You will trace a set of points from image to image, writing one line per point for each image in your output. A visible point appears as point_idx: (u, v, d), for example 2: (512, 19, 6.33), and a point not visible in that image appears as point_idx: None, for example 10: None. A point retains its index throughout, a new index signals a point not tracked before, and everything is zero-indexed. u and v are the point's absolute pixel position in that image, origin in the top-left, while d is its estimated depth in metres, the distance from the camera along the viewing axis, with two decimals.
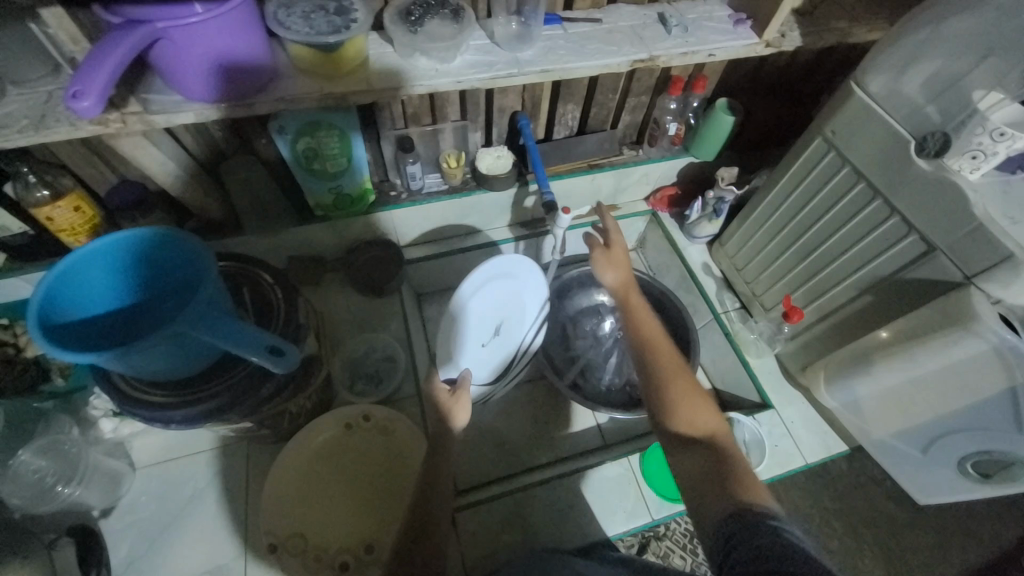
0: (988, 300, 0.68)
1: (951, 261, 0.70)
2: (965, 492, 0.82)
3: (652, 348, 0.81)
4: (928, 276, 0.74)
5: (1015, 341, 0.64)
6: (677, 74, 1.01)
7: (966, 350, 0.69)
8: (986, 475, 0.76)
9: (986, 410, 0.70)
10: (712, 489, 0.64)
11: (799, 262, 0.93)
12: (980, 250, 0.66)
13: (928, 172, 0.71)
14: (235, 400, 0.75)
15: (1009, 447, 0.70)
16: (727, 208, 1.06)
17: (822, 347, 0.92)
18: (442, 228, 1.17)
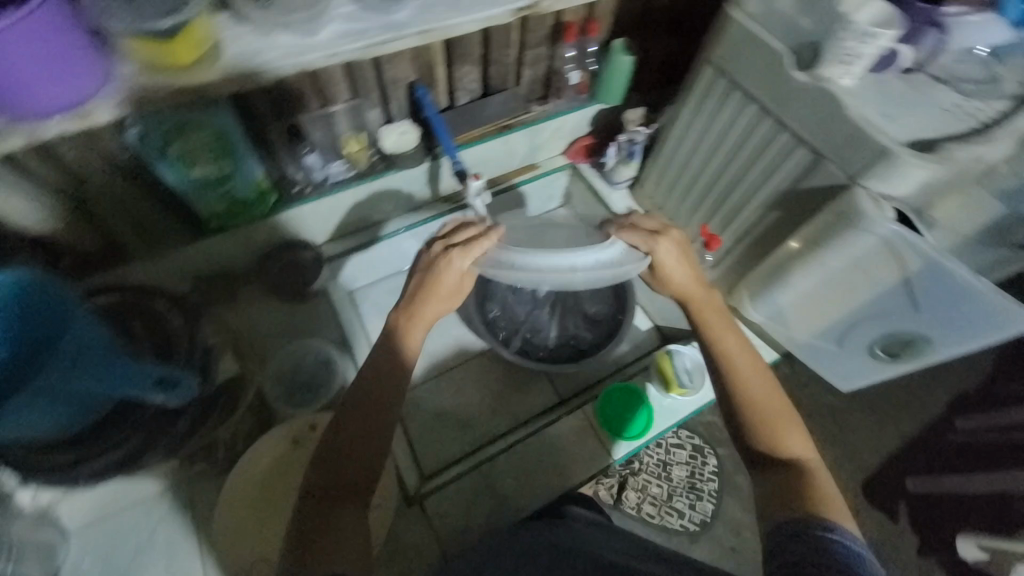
0: (873, 197, 0.68)
1: (835, 166, 0.70)
2: (877, 374, 0.92)
3: (740, 366, 0.75)
4: (821, 184, 0.73)
5: (898, 229, 0.67)
6: (569, 20, 0.97)
7: (859, 244, 0.71)
8: (891, 354, 0.85)
9: (888, 293, 0.76)
10: (795, 500, 0.64)
11: (710, 192, 0.93)
12: (860, 150, 0.66)
13: (805, 83, 0.68)
14: (150, 440, 0.78)
15: (910, 326, 0.78)
16: (639, 149, 1.09)
17: (740, 268, 0.94)
18: (360, 216, 1.04)
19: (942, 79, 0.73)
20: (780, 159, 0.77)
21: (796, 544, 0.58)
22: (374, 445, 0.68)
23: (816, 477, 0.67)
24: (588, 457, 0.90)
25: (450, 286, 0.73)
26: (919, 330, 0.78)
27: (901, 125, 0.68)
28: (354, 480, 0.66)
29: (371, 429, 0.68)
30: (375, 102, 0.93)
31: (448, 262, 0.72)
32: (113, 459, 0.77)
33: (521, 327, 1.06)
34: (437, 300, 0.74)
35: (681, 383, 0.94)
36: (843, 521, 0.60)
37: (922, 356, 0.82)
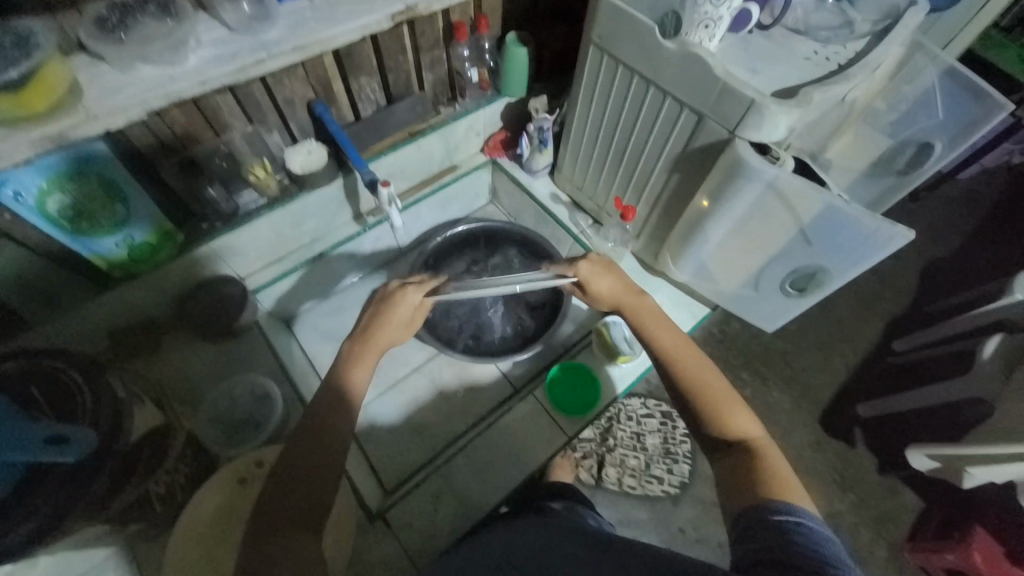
0: (752, 143, 0.73)
1: (715, 123, 0.74)
2: (796, 310, 0.97)
3: (673, 348, 0.77)
4: (707, 142, 0.78)
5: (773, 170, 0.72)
6: (457, 19, 0.98)
7: (746, 190, 0.77)
8: (800, 289, 0.91)
9: (782, 232, 0.81)
10: (748, 478, 0.62)
11: (618, 165, 0.97)
12: (731, 104, 0.70)
13: (673, 50, 0.72)
14: (64, 509, 0.62)
15: (808, 260, 0.84)
16: (550, 135, 1.10)
17: (658, 232, 0.99)
18: (282, 242, 1.01)
19: (799, 29, 0.80)
20: (669, 124, 0.81)
21: (757, 530, 0.54)
22: (327, 470, 0.65)
23: (767, 457, 0.65)
24: (543, 439, 0.92)
25: (402, 318, 0.80)
26: (816, 263, 0.84)
27: (765, 76, 0.73)
28: (306, 512, 0.62)
29: (330, 453, 0.66)
30: (275, 125, 0.92)
31: (401, 297, 0.80)
32: (14, 539, 0.60)
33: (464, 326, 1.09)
34: (393, 331, 0.80)
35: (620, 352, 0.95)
36: (799, 496, 0.58)
37: (826, 287, 0.88)
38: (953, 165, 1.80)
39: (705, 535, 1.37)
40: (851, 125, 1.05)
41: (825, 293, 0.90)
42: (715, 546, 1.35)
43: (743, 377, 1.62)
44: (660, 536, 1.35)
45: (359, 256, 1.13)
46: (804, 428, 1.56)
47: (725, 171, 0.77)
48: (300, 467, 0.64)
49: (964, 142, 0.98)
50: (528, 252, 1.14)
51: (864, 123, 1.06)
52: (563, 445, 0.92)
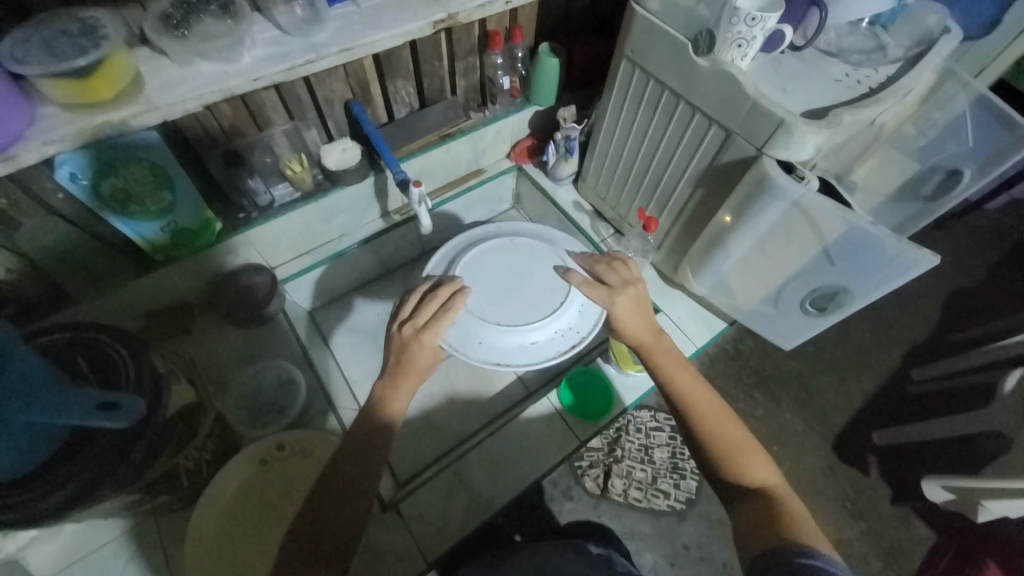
0: (778, 163, 0.75)
1: (743, 140, 0.76)
2: (816, 330, 0.97)
3: (685, 384, 0.78)
4: (733, 159, 0.79)
5: (798, 188, 0.73)
6: (493, 28, 1.02)
7: (772, 208, 0.78)
8: (821, 310, 0.90)
9: (805, 250, 0.82)
10: (767, 528, 0.63)
11: (643, 177, 0.98)
12: (759, 123, 0.72)
13: (706, 68, 0.74)
14: (103, 476, 0.66)
15: (829, 279, 0.84)
16: (576, 144, 1.12)
17: (678, 244, 1.00)
18: (312, 235, 1.05)
19: (832, 50, 0.80)
20: (695, 141, 0.83)
21: (781, 575, 0.57)
22: (354, 496, 0.67)
23: (784, 500, 0.67)
24: (555, 442, 0.94)
25: (426, 360, 0.76)
26: (838, 282, 0.84)
27: (795, 98, 0.74)
28: (330, 541, 0.63)
29: (360, 476, 0.69)
30: (313, 124, 0.96)
31: (421, 340, 0.76)
32: (47, 507, 0.63)
33: None
34: (416, 374, 0.76)
35: (636, 360, 0.97)
36: (822, 545, 0.59)
37: (847, 307, 0.88)
38: (981, 194, 1.78)
39: (710, 553, 1.36)
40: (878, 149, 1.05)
41: (845, 313, 0.89)
42: (719, 567, 1.33)
43: (756, 397, 1.61)
44: (664, 551, 1.35)
45: (383, 254, 1.15)
46: (816, 452, 1.54)
47: (751, 189, 0.78)
48: (321, 496, 0.66)
49: (994, 168, 0.96)
50: None
51: (892, 146, 1.06)
52: (573, 449, 0.93)
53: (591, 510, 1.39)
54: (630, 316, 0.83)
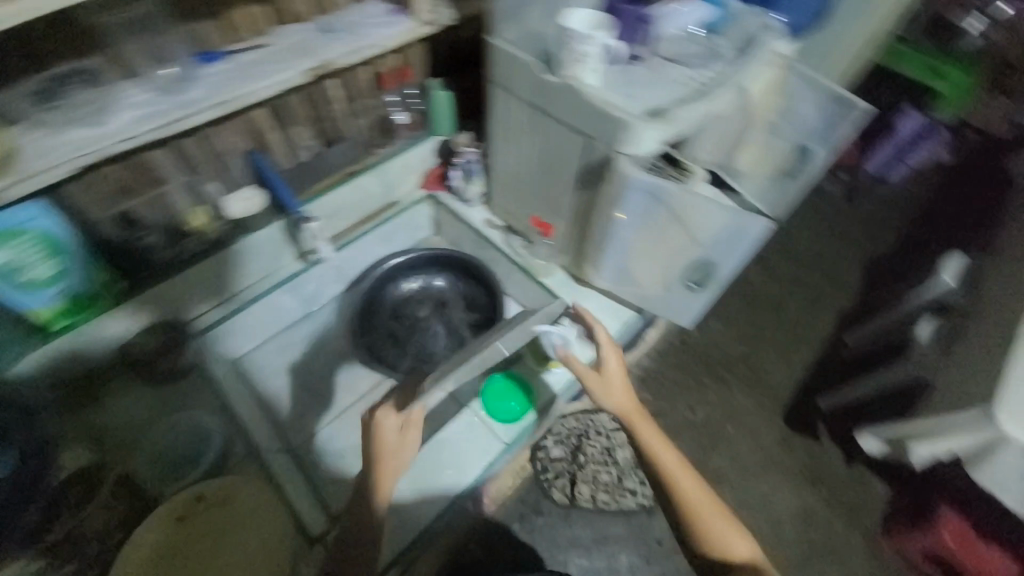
0: (635, 158, 0.83)
1: (597, 142, 0.84)
2: (700, 305, 1.05)
3: (673, 470, 0.83)
4: (595, 159, 0.88)
5: (651, 179, 0.83)
6: (383, 70, 1.12)
7: (633, 200, 0.88)
8: (701, 284, 0.99)
9: (669, 225, 0.91)
10: None
11: (533, 187, 1.06)
12: (607, 124, 0.81)
13: (557, 83, 0.83)
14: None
15: (697, 250, 0.93)
16: (477, 166, 1.22)
17: (572, 243, 1.09)
18: (228, 283, 1.07)
19: (671, 58, 0.90)
20: (564, 149, 0.92)
21: None
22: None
23: None
24: (478, 448, 1.05)
25: (392, 442, 0.77)
26: (702, 252, 0.93)
27: (641, 99, 0.83)
28: None
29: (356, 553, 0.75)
30: (217, 178, 1.00)
31: (381, 423, 0.77)
32: None
33: (410, 346, 1.15)
34: (386, 461, 0.76)
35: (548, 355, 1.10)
36: None
37: (716, 276, 0.96)
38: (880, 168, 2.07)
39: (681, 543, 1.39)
40: (751, 138, 1.16)
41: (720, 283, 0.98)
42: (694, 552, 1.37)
43: (705, 382, 1.74)
44: (636, 551, 1.35)
45: (309, 295, 1.18)
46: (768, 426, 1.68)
47: (614, 184, 0.87)
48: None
49: (833, 134, 1.09)
50: (469, 274, 1.21)
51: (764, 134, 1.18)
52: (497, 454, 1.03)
53: (564, 521, 1.39)
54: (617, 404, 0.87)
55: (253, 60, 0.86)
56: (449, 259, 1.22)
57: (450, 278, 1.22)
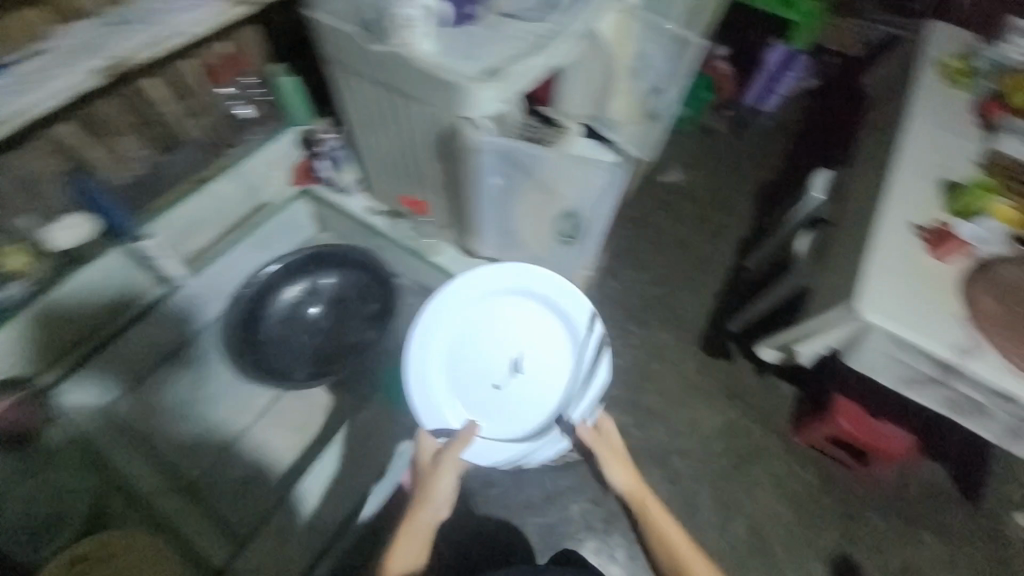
0: (481, 121, 0.81)
1: (438, 110, 0.83)
2: (575, 256, 1.10)
3: (681, 553, 0.84)
4: (442, 128, 0.86)
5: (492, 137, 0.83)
6: (212, 61, 1.03)
7: (487, 162, 0.87)
8: (575, 239, 1.04)
9: (536, 183, 0.94)
10: None
11: (400, 166, 1.03)
12: (443, 90, 0.79)
13: (385, 53, 0.79)
14: None
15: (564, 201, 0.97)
16: (342, 152, 1.15)
17: (453, 217, 1.07)
18: (75, 324, 0.97)
19: (505, 14, 0.88)
20: (413, 124, 0.90)
21: None
22: None
23: None
24: (381, 435, 1.13)
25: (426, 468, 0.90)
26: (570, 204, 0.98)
27: (477, 60, 0.80)
28: None
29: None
30: (31, 210, 0.93)
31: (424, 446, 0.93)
32: None
33: (308, 351, 1.11)
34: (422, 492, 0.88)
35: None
36: None
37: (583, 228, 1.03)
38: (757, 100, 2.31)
39: None
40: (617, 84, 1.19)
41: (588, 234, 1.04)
42: None
43: (630, 327, 1.89)
44: (583, 500, 1.40)
45: (178, 322, 1.11)
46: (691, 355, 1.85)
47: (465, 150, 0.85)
48: None
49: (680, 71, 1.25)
50: (355, 268, 1.15)
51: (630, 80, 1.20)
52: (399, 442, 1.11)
53: (514, 486, 1.41)
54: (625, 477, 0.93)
55: (32, 66, 0.77)
56: (334, 256, 1.13)
57: (335, 276, 1.15)
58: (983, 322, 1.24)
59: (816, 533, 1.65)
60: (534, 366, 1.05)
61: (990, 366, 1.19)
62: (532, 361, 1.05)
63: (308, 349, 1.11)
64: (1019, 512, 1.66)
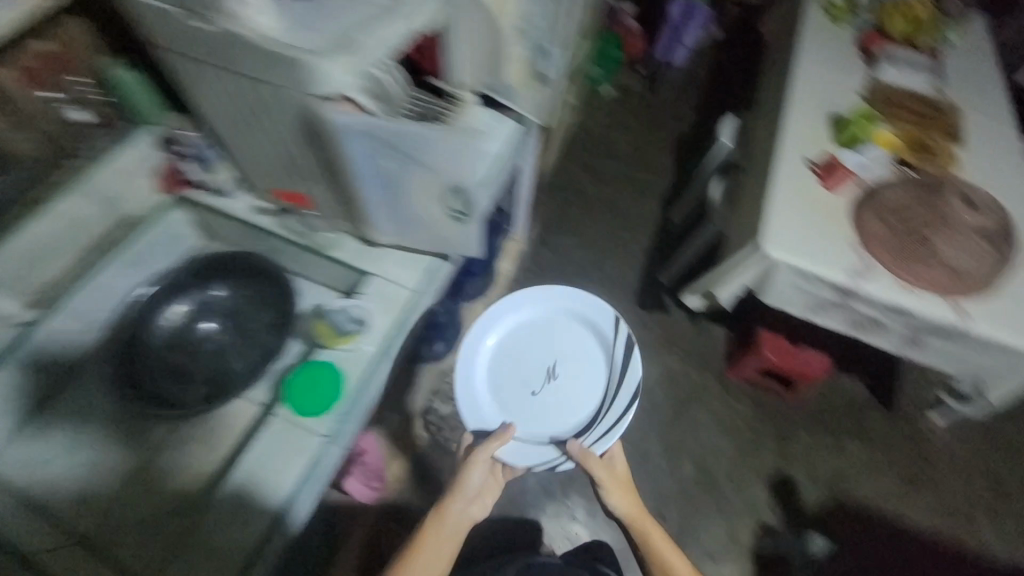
0: (336, 99, 0.75)
1: (288, 90, 0.75)
2: (476, 237, 0.96)
3: (652, 535, 1.18)
4: (297, 109, 0.78)
5: (351, 113, 0.76)
6: (28, 66, 0.98)
7: (355, 140, 0.79)
8: (468, 216, 0.90)
9: (401, 151, 0.80)
10: None
11: (272, 158, 0.95)
12: (285, 68, 0.71)
13: (212, 30, 0.71)
14: None
15: (441, 172, 0.82)
16: (208, 150, 1.08)
17: (341, 206, 1.00)
18: None
19: None
20: (268, 107, 0.82)
21: None
22: None
23: None
24: (294, 449, 0.93)
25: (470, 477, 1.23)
26: (449, 176, 0.82)
27: (323, 29, 0.73)
28: None
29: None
30: None
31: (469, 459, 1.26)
32: None
33: (198, 374, 1.02)
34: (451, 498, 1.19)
35: (342, 332, 1.00)
36: None
37: (475, 204, 0.87)
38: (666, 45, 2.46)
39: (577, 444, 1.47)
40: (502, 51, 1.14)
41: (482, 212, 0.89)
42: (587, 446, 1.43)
43: None
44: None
45: (43, 361, 1.05)
46: None
47: (328, 131, 0.79)
48: None
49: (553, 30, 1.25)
50: (242, 272, 1.06)
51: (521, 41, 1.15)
52: (310, 462, 0.92)
53: None
54: (619, 495, 1.24)
55: None
56: (224, 262, 1.06)
57: (219, 283, 1.07)
58: (872, 244, 1.31)
59: (755, 459, 1.80)
60: (567, 383, 1.48)
61: (881, 284, 1.26)
62: (567, 369, 1.50)
63: (200, 370, 1.03)
64: (931, 411, 1.85)
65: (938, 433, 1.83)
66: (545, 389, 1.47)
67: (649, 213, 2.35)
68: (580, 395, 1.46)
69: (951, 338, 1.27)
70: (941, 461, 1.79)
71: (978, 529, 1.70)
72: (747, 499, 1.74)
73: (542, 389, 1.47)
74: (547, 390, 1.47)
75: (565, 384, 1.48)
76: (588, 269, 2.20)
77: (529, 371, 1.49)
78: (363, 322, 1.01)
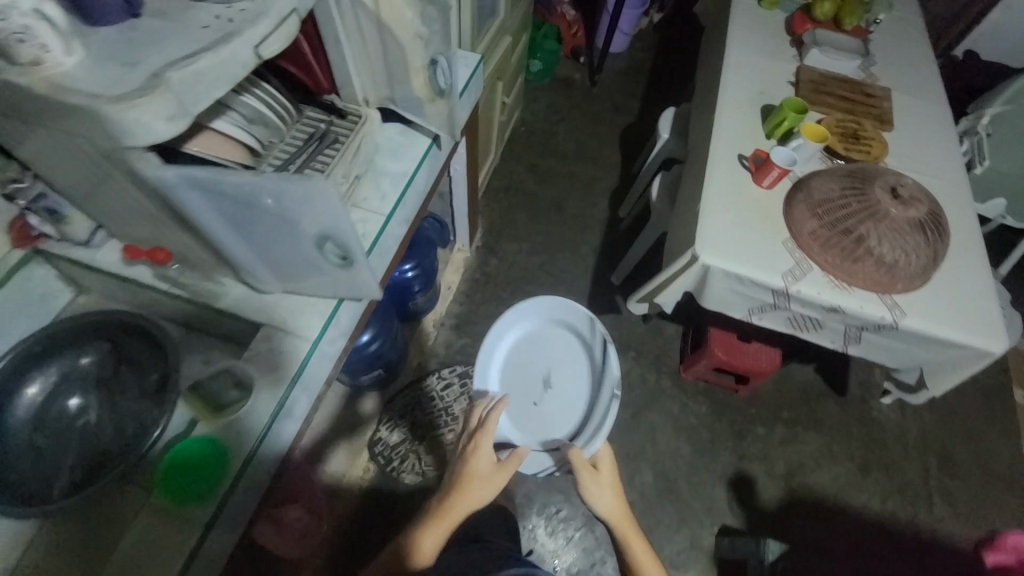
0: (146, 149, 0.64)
1: (94, 142, 0.64)
2: (366, 282, 0.85)
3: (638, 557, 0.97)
4: (114, 162, 0.67)
5: (164, 166, 0.64)
6: None
7: (185, 194, 0.68)
8: (350, 260, 0.79)
9: (246, 206, 0.69)
10: None
11: (119, 207, 0.83)
12: (81, 119, 0.60)
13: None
14: None
15: (299, 223, 0.71)
16: (55, 199, 0.93)
17: (213, 256, 0.88)
18: None
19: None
20: (94, 161, 0.69)
21: None
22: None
23: None
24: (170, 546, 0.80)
25: (483, 466, 1.01)
26: (310, 227, 0.72)
27: (127, 67, 0.61)
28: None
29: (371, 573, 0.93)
30: None
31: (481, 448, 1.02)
32: None
33: (70, 459, 0.90)
34: (467, 486, 0.98)
35: (220, 403, 0.89)
36: None
37: (353, 251, 0.76)
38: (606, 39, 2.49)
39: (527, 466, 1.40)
40: (399, 66, 1.04)
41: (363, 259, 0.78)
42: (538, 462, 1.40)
43: None
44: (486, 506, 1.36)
45: None
46: None
47: (154, 185, 0.68)
48: None
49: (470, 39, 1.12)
50: (111, 336, 0.94)
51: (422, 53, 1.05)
52: (179, 569, 0.77)
53: None
54: (604, 499, 1.02)
55: None
56: (95, 324, 0.94)
57: (89, 352, 0.95)
58: (805, 243, 1.27)
59: (712, 459, 1.77)
60: (561, 387, 1.49)
61: (815, 284, 1.23)
62: (560, 376, 1.50)
63: (73, 449, 0.91)
64: (880, 397, 1.87)
65: (887, 417, 1.85)
66: (543, 397, 1.48)
67: (597, 211, 2.28)
68: (569, 397, 1.47)
69: (887, 333, 1.25)
70: (893, 443, 1.81)
71: (931, 508, 1.72)
72: (707, 501, 1.72)
73: (541, 398, 1.48)
74: (544, 397, 1.48)
75: (562, 390, 1.48)
76: (538, 275, 2.12)
77: (524, 379, 1.49)
78: (253, 377, 0.90)
